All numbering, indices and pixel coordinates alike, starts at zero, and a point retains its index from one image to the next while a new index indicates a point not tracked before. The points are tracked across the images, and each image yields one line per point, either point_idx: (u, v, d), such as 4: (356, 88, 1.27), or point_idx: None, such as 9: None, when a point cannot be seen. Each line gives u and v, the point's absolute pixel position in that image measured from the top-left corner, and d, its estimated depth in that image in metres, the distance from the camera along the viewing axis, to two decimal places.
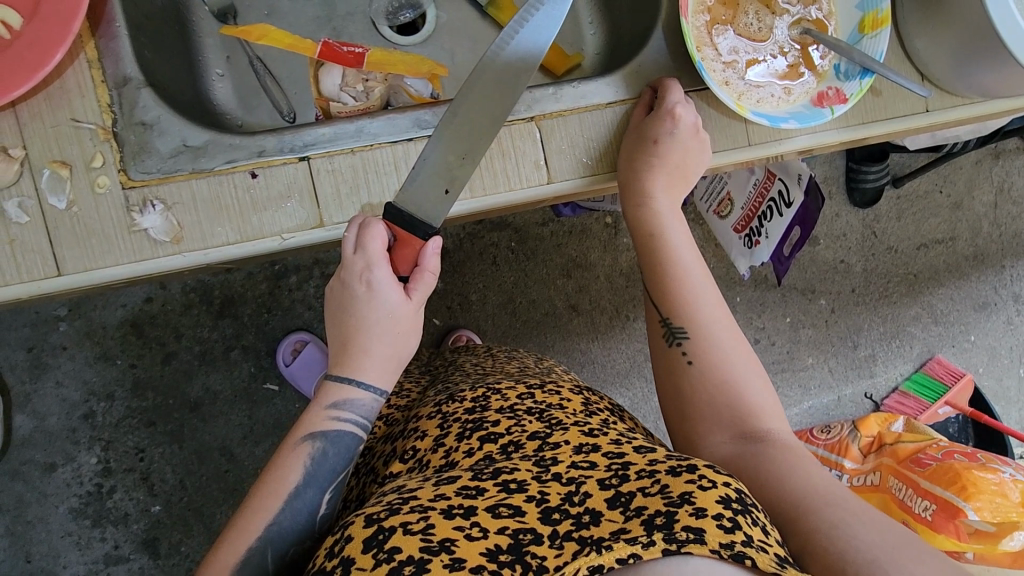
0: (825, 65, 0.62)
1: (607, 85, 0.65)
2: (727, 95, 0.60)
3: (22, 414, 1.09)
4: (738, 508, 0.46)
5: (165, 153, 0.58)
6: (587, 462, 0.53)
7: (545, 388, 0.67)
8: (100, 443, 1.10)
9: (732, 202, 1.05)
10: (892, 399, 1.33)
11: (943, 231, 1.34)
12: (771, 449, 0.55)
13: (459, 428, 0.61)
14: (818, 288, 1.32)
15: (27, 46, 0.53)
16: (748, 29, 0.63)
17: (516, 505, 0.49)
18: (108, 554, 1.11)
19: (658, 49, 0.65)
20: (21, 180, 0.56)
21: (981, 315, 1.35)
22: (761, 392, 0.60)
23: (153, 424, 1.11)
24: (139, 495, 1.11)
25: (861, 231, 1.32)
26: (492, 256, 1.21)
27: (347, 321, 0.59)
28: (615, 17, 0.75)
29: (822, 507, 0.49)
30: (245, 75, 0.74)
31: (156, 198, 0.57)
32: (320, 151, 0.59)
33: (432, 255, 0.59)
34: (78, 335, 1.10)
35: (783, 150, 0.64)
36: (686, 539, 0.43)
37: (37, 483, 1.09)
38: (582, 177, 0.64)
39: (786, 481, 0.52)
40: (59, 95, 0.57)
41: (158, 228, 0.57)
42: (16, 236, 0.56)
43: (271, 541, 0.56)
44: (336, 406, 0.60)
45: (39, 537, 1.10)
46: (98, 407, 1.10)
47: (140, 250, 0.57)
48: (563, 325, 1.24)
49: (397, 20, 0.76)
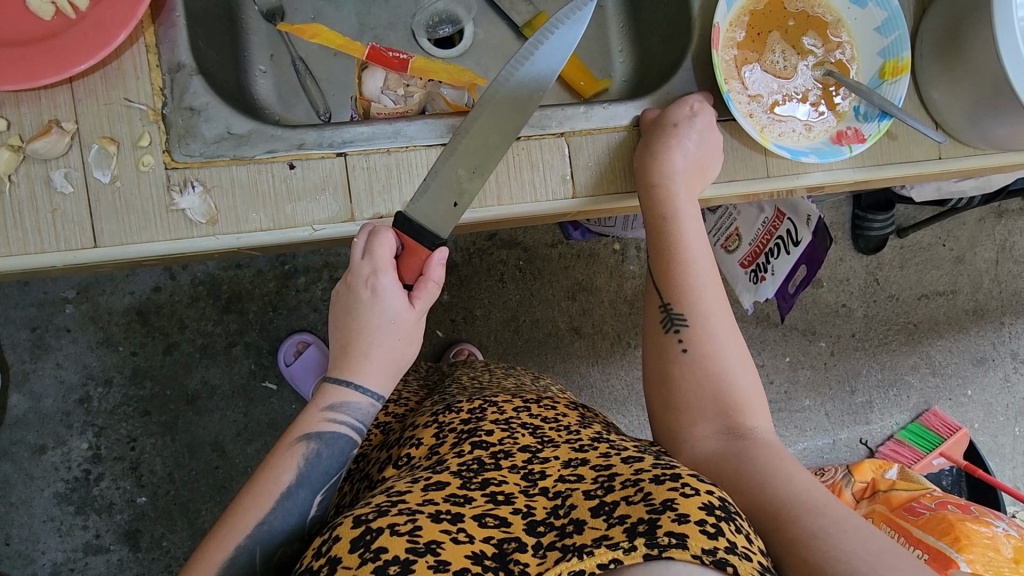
0: (845, 105, 0.64)
1: (636, 109, 0.66)
2: (751, 126, 0.62)
3: (18, 393, 1.08)
4: (721, 514, 0.46)
5: (209, 137, 0.60)
6: (574, 476, 0.54)
7: (541, 402, 0.68)
8: (93, 429, 1.10)
9: (741, 237, 1.06)
10: (887, 446, 1.33)
11: (945, 283, 1.36)
12: (755, 447, 0.56)
13: (454, 437, 0.61)
14: (818, 330, 1.33)
15: (92, 26, 0.55)
16: (775, 66, 0.66)
17: (502, 516, 0.50)
18: (89, 543, 1.09)
19: (685, 80, 0.67)
20: (70, 153, 0.58)
21: (979, 370, 1.37)
22: (753, 400, 0.61)
23: (148, 414, 1.11)
24: (126, 484, 1.10)
25: (863, 277, 1.34)
26: (499, 273, 1.22)
27: (350, 325, 0.60)
28: (644, 47, 0.77)
29: (803, 515, 0.49)
30: (285, 74, 0.76)
31: (197, 179, 0.59)
32: (357, 149, 0.61)
33: (438, 265, 0.60)
34: (83, 318, 1.09)
35: (795, 185, 0.66)
36: (667, 545, 0.43)
37: (24, 465, 1.08)
38: (603, 196, 0.66)
39: (768, 484, 0.53)
40: (115, 75, 0.59)
41: (196, 209, 0.59)
42: (58, 206, 0.57)
43: (261, 539, 0.56)
44: (333, 408, 0.60)
45: (21, 520, 1.08)
46: (95, 392, 1.10)
47: (176, 230, 0.58)
48: (564, 347, 1.25)
49: (436, 34, 0.79)
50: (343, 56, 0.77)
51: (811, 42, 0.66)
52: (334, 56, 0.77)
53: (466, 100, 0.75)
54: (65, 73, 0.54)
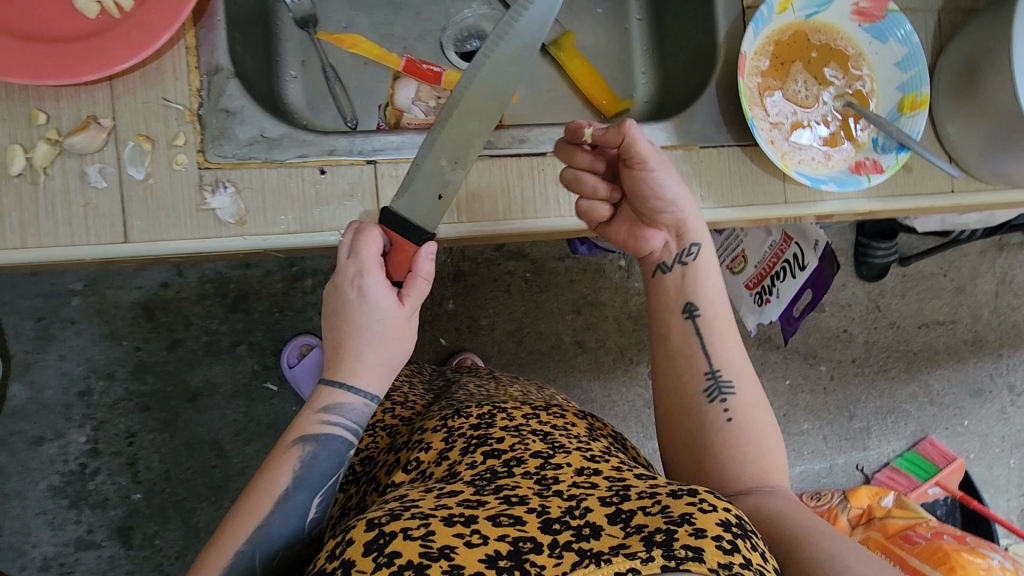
0: (864, 137, 0.66)
1: (660, 129, 0.66)
2: (773, 152, 0.63)
3: (19, 383, 1.07)
4: (737, 531, 0.47)
5: (243, 140, 0.61)
6: (588, 483, 0.54)
7: (549, 410, 0.69)
8: (92, 422, 1.09)
9: (747, 259, 1.08)
10: (883, 473, 1.34)
11: (945, 313, 1.37)
12: (779, 496, 0.58)
13: (463, 443, 0.62)
14: (819, 354, 1.34)
15: (135, 26, 0.56)
16: (796, 95, 0.67)
17: (517, 516, 0.49)
18: (81, 538, 1.09)
19: (710, 103, 0.67)
20: (106, 148, 0.58)
21: (976, 401, 1.38)
22: (777, 453, 0.63)
23: (148, 410, 1.11)
24: (122, 480, 1.10)
25: (865, 304, 1.35)
26: (505, 284, 1.23)
27: (339, 326, 0.59)
28: (669, 69, 0.78)
29: (816, 541, 0.51)
30: (315, 79, 0.77)
31: (229, 180, 0.60)
32: (387, 157, 0.62)
33: (426, 260, 0.59)
34: (90, 311, 1.09)
35: (811, 212, 0.67)
36: (684, 558, 0.43)
37: (21, 456, 1.07)
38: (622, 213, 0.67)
39: (787, 518, 0.54)
40: (155, 75, 0.60)
41: (226, 210, 0.59)
42: (91, 200, 0.58)
43: (260, 545, 0.56)
44: (328, 410, 0.60)
45: (14, 511, 1.07)
46: (97, 386, 1.09)
47: (205, 229, 0.59)
48: (567, 361, 1.25)
49: (464, 48, 0.80)
50: (370, 65, 0.78)
51: (833, 72, 0.67)
52: (361, 64, 0.78)
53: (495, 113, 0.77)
54: (107, 71, 0.55)
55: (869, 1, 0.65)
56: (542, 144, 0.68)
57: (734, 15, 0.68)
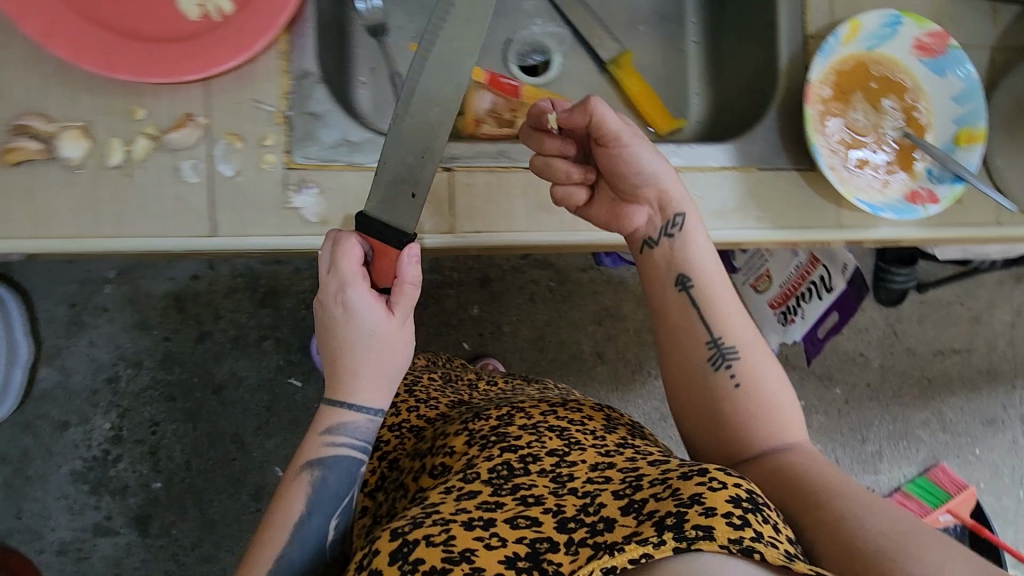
0: (919, 167, 0.67)
1: (722, 151, 0.67)
2: (835, 180, 0.64)
3: (49, 367, 1.08)
4: (748, 506, 0.47)
5: (328, 143, 0.62)
6: (603, 477, 0.56)
7: (567, 406, 0.70)
8: (118, 409, 1.10)
9: (771, 279, 1.08)
10: (894, 498, 1.35)
11: (961, 342, 1.38)
12: (794, 454, 0.57)
13: (483, 441, 0.63)
14: (835, 376, 1.36)
15: (235, 29, 0.58)
16: (856, 123, 0.68)
17: (533, 517, 0.51)
18: (98, 524, 1.09)
19: (770, 127, 0.68)
20: (199, 145, 0.60)
21: (988, 430, 1.39)
22: (791, 412, 0.61)
23: (173, 400, 1.12)
24: (143, 468, 1.10)
25: (882, 328, 1.37)
26: (530, 292, 1.25)
27: (331, 344, 0.59)
28: (724, 92, 0.80)
29: (832, 499, 0.51)
30: (383, 87, 0.78)
31: (314, 180, 0.61)
32: (463, 165, 0.66)
33: (410, 263, 0.58)
34: (122, 300, 1.11)
35: (867, 237, 0.67)
36: (695, 538, 0.43)
37: (45, 439, 1.08)
38: None
39: (806, 478, 0.54)
40: (247, 76, 0.62)
41: (310, 208, 0.61)
42: (183, 194, 0.60)
43: (282, 572, 0.58)
44: (331, 432, 0.61)
45: (35, 494, 1.07)
46: (124, 373, 1.10)
47: (288, 225, 0.61)
48: (587, 371, 1.27)
49: (525, 62, 0.81)
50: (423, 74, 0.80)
51: (890, 103, 0.68)
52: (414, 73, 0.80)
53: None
54: (210, 70, 0.57)
55: (931, 37, 0.67)
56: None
57: (796, 44, 0.69)
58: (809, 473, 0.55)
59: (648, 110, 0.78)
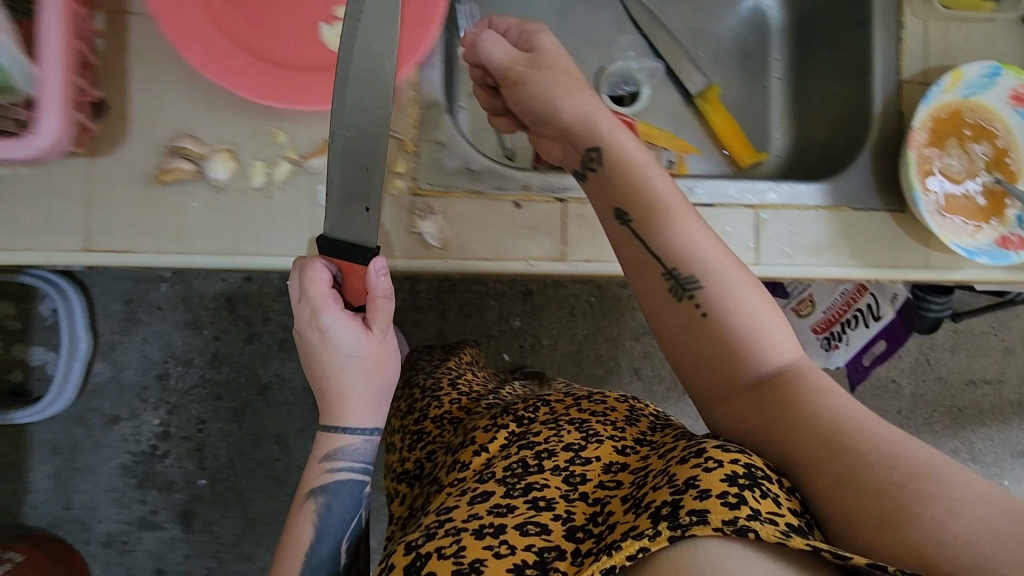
0: (1009, 212, 0.67)
1: (819, 191, 0.67)
2: (934, 224, 0.64)
3: (102, 361, 1.10)
4: (745, 482, 0.43)
5: (449, 169, 0.65)
6: (614, 481, 0.55)
7: (591, 398, 0.67)
8: (167, 406, 1.12)
9: (814, 304, 1.06)
10: None
11: (993, 372, 1.39)
12: (790, 391, 0.50)
13: (505, 438, 0.62)
14: (866, 401, 1.37)
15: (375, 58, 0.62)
16: (948, 168, 0.68)
17: (543, 524, 0.50)
18: (144, 518, 1.11)
19: (863, 168, 0.68)
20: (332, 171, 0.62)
21: (1016, 461, 1.39)
22: (774, 326, 0.54)
23: (220, 398, 1.13)
24: (189, 465, 1.12)
25: (915, 355, 1.38)
26: (570, 306, 1.26)
27: (316, 369, 0.61)
28: (807, 130, 0.82)
29: (835, 452, 0.45)
30: (480, 114, 0.82)
31: (437, 209, 0.64)
32: (576, 196, 0.66)
33: (379, 276, 0.58)
34: (176, 298, 1.12)
35: (951, 279, 0.68)
36: (689, 525, 0.40)
37: (96, 432, 1.09)
38: (786, 266, 0.65)
39: (802, 421, 0.47)
40: (382, 106, 0.64)
41: (432, 233, 0.63)
42: (314, 216, 0.62)
43: None
44: (327, 458, 0.63)
45: (83, 486, 1.09)
46: (174, 370, 1.12)
47: (412, 249, 0.63)
48: (622, 387, 1.28)
49: (617, 91, 0.83)
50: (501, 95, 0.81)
51: (982, 149, 0.69)
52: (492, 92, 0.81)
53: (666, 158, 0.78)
54: None
55: None
56: (709, 198, 0.66)
57: (891, 88, 0.70)
58: (792, 410, 0.48)
59: (734, 144, 0.80)
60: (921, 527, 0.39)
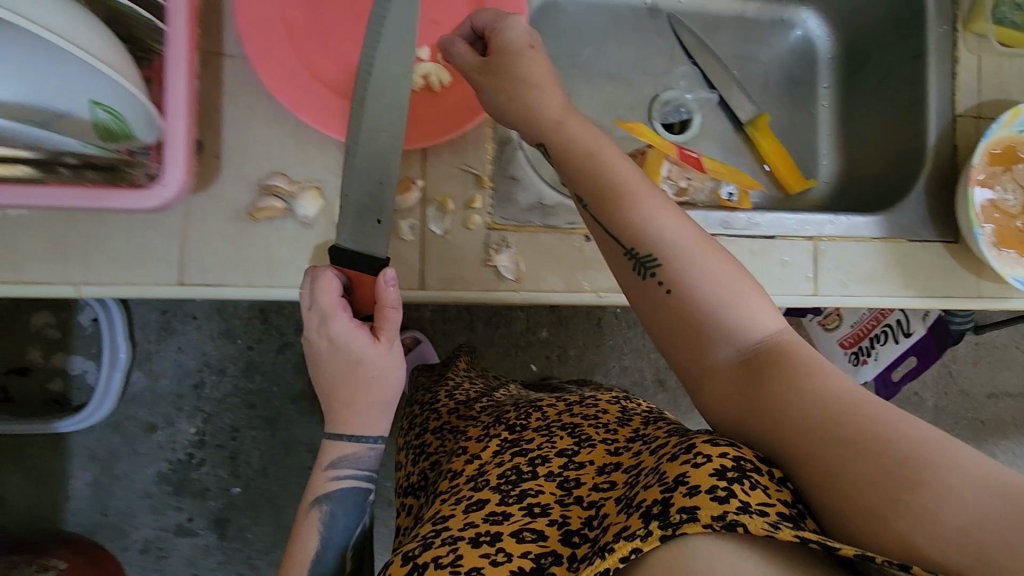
0: None
1: (874, 223, 0.69)
2: (992, 258, 0.65)
3: (138, 371, 1.11)
4: (735, 475, 0.39)
5: (524, 205, 0.66)
6: (608, 482, 0.52)
7: (584, 402, 0.65)
8: (201, 414, 1.13)
9: (841, 318, 1.10)
10: None
11: (1014, 385, 1.40)
12: (768, 370, 0.45)
13: (497, 446, 0.60)
14: None
15: (457, 102, 0.63)
16: (1005, 202, 0.68)
17: (539, 530, 0.49)
18: (180, 524, 1.12)
19: (918, 199, 0.70)
20: (416, 208, 0.63)
21: None
22: (753, 298, 0.48)
23: (253, 407, 1.14)
24: (223, 473, 1.14)
25: (938, 367, 1.38)
26: (596, 318, 1.27)
27: (323, 374, 0.59)
28: (857, 156, 0.83)
29: (812, 443, 0.40)
30: None
31: (511, 242, 0.64)
32: None
33: (389, 286, 0.56)
34: (210, 308, 1.13)
35: (999, 307, 0.70)
36: (679, 523, 0.38)
37: (133, 440, 1.11)
38: (847, 294, 0.67)
39: (778, 411, 0.42)
40: (460, 144, 0.65)
41: (508, 267, 0.64)
42: (398, 251, 0.63)
43: None
44: (333, 466, 0.62)
45: (121, 493, 1.11)
46: (208, 379, 1.13)
47: (487, 283, 0.64)
48: (647, 398, 1.30)
49: (670, 119, 0.84)
50: None
51: None
52: None
53: (729, 189, 0.80)
54: (438, 138, 0.62)
55: None
56: (772, 230, 0.66)
57: (945, 121, 0.72)
58: (772, 394, 0.43)
59: (784, 172, 0.83)
60: (912, 517, 0.35)
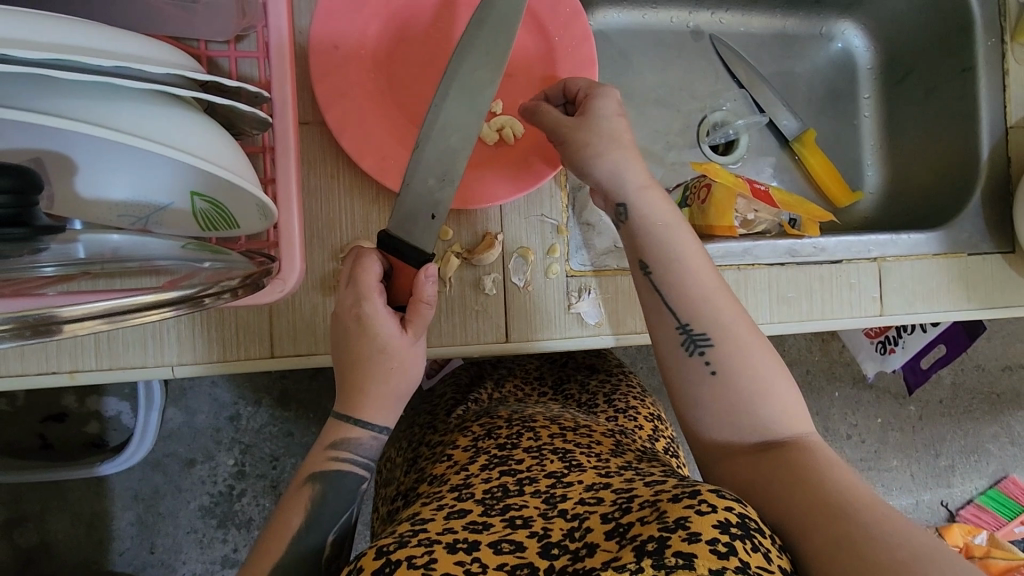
0: None
1: (931, 240, 0.71)
2: None
3: (175, 407, 1.11)
4: (738, 533, 0.38)
5: (600, 249, 0.67)
6: (595, 498, 0.47)
7: (577, 430, 0.61)
8: (240, 446, 1.13)
9: None
10: (968, 510, 1.37)
11: None
12: (796, 456, 0.48)
13: (484, 459, 0.56)
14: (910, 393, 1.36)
15: (531, 152, 0.63)
16: None
17: (518, 542, 0.43)
18: (226, 556, 1.12)
19: (975, 213, 0.72)
20: (497, 261, 0.63)
21: None
22: (788, 394, 0.52)
23: (291, 434, 1.14)
24: (266, 502, 1.13)
25: None
26: None
27: (341, 358, 0.54)
28: (903, 169, 0.85)
29: (835, 518, 0.41)
30: None
31: (593, 286, 0.65)
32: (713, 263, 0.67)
33: (429, 283, 0.52)
34: None
35: None
36: (674, 567, 0.35)
37: (174, 477, 1.11)
38: (911, 312, 0.69)
39: (804, 490, 0.45)
40: (535, 193, 0.65)
41: (591, 313, 0.65)
42: (482, 306, 0.63)
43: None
44: (339, 446, 0.54)
45: (166, 530, 1.11)
46: (245, 411, 1.13)
47: (569, 329, 0.65)
48: None
49: (716, 142, 0.85)
50: None
51: None
52: None
53: (791, 218, 0.77)
54: (519, 190, 0.61)
55: None
56: (839, 254, 0.69)
57: (997, 133, 0.73)
58: (803, 477, 0.46)
59: (833, 188, 0.85)
60: None
